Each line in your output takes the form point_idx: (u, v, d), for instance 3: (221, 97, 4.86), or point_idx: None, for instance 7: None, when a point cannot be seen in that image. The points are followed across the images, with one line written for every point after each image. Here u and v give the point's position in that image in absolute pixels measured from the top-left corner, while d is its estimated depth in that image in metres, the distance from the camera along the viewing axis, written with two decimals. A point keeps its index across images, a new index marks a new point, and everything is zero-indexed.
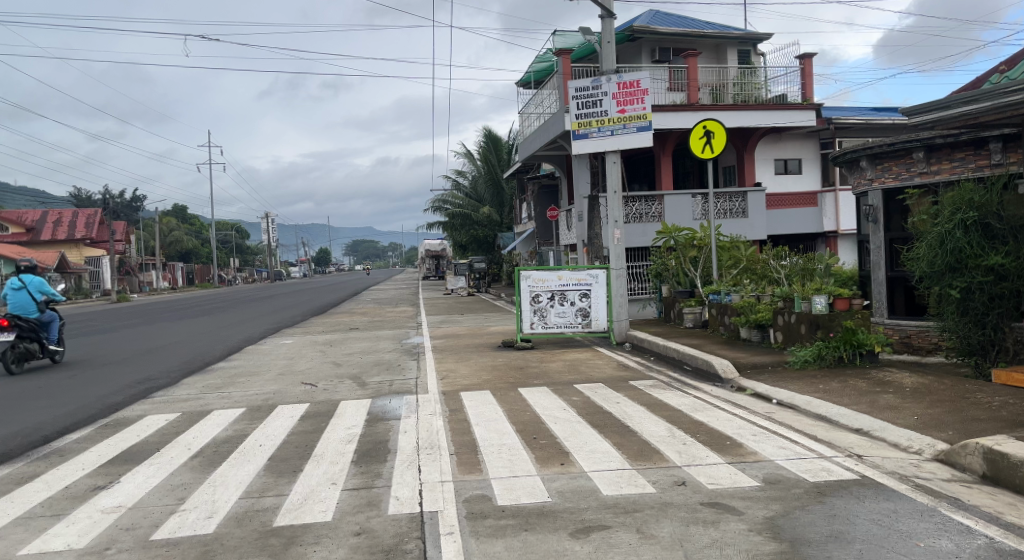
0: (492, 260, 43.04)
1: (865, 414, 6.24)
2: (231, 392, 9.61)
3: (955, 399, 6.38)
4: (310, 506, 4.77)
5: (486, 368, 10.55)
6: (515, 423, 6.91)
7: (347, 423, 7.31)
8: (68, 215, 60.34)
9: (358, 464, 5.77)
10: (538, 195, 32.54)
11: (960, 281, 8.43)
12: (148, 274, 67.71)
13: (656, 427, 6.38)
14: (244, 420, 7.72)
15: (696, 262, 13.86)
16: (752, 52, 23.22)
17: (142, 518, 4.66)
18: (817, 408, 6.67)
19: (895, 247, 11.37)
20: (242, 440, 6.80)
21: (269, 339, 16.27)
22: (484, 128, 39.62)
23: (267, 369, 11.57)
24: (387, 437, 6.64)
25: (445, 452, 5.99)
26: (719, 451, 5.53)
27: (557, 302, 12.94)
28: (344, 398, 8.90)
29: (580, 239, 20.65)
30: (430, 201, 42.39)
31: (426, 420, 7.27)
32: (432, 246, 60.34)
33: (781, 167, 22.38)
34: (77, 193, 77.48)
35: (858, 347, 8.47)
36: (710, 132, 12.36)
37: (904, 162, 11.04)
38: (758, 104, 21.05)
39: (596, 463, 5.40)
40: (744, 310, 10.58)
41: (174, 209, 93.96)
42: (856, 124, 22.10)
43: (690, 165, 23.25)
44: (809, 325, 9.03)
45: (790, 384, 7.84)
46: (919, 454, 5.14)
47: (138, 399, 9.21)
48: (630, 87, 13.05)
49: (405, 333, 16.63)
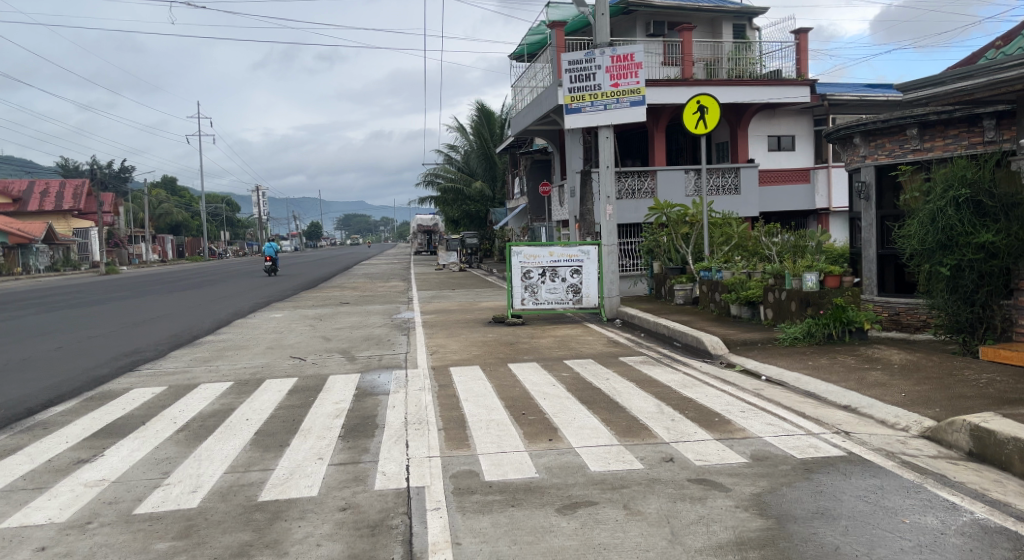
0: (484, 236, 42.83)
1: (853, 391, 6.25)
2: (218, 365, 9.56)
3: (943, 376, 6.40)
4: (295, 481, 4.73)
5: (477, 344, 10.53)
6: (504, 399, 6.90)
7: (336, 397, 7.29)
8: (56, 185, 59.57)
9: (345, 439, 5.73)
10: (530, 170, 32.32)
11: (950, 259, 8.42)
12: (138, 246, 67.14)
13: (645, 403, 6.38)
14: (232, 394, 7.67)
15: (688, 239, 13.80)
16: (747, 27, 22.96)
17: (125, 492, 4.61)
18: (806, 385, 6.68)
19: (886, 224, 11.34)
20: (229, 413, 6.75)
21: (258, 313, 16.19)
22: (477, 101, 39.13)
23: (256, 343, 11.49)
24: (375, 411, 6.61)
25: (433, 427, 5.96)
26: (707, 427, 5.53)
27: (548, 278, 12.89)
28: (332, 372, 8.86)
29: (572, 215, 20.53)
30: (422, 176, 42.04)
31: (415, 395, 7.25)
32: (423, 221, 59.92)
33: (775, 143, 22.26)
34: (64, 164, 76.51)
35: (848, 324, 8.47)
36: (704, 107, 12.19)
37: (898, 139, 10.97)
38: (753, 79, 20.86)
39: (585, 439, 5.40)
40: (734, 286, 10.57)
41: (164, 181, 92.97)
42: (850, 100, 21.95)
43: (684, 140, 23.08)
44: (799, 302, 8.99)
45: (779, 360, 7.86)
46: (906, 431, 5.15)
47: (125, 371, 9.14)
48: (624, 60, 12.90)
49: (396, 308, 16.58)
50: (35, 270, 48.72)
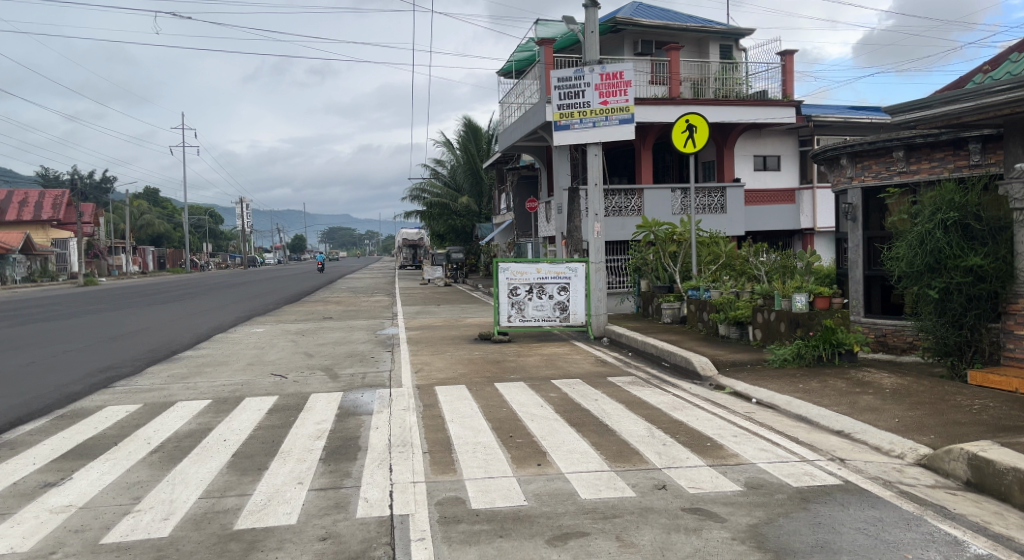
0: (470, 251, 42.75)
1: (846, 416, 6.16)
2: (197, 382, 9.29)
3: (936, 401, 6.32)
4: (273, 508, 4.53)
5: (463, 362, 10.34)
6: (491, 421, 6.72)
7: (318, 417, 7.07)
8: (36, 195, 58.62)
9: (326, 462, 5.54)
10: (517, 186, 32.27)
11: (939, 281, 8.43)
12: (118, 258, 66.25)
13: (635, 426, 6.23)
14: (210, 413, 7.43)
15: (675, 257, 13.76)
16: (734, 48, 23.18)
17: (92, 519, 4.38)
18: (798, 408, 6.58)
19: (873, 245, 11.38)
20: (206, 434, 6.52)
21: (240, 328, 15.87)
22: (464, 116, 39.21)
23: (236, 359, 11.21)
24: (358, 433, 6.41)
25: (417, 450, 5.78)
26: (700, 453, 5.40)
27: (535, 295, 12.77)
28: (315, 390, 8.64)
29: (559, 232, 20.49)
30: (408, 190, 41.88)
31: (399, 416, 7.05)
32: (408, 235, 59.60)
33: (761, 164, 22.44)
34: (44, 173, 75.47)
35: (837, 346, 8.40)
36: (692, 126, 12.18)
37: (884, 161, 11.05)
38: (739, 99, 21.06)
39: (575, 464, 5.25)
40: (722, 306, 10.49)
41: (147, 192, 92.04)
42: (835, 122, 22.19)
43: (671, 159, 23.19)
44: (788, 323, 8.93)
45: (769, 383, 7.75)
46: (901, 459, 5.06)
47: (99, 388, 8.85)
48: (612, 78, 12.94)
49: (380, 324, 16.35)
50: (12, 281, 47.83)
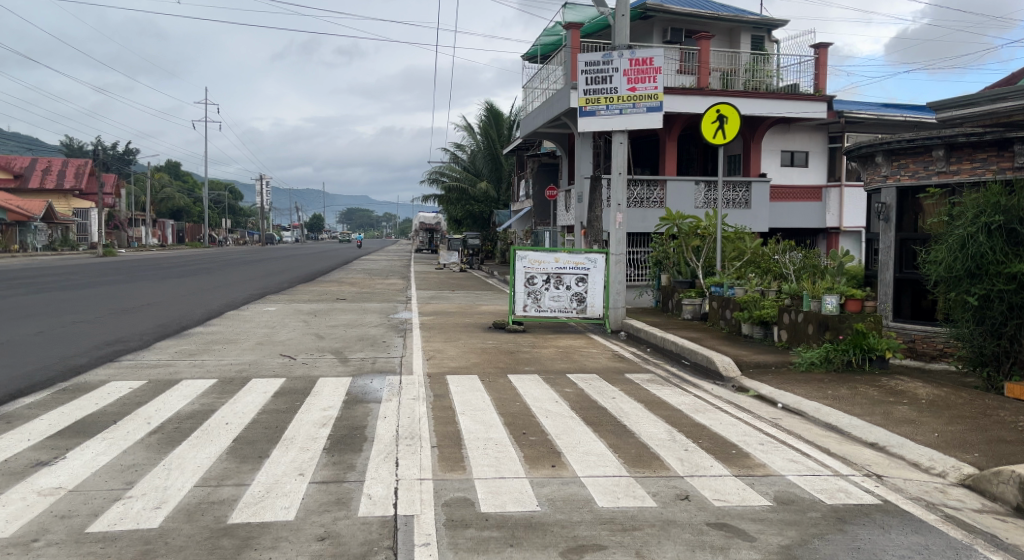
0: (487, 237, 41.82)
1: (880, 427, 5.80)
2: (204, 360, 9.12)
3: (978, 416, 5.94)
4: (271, 501, 4.27)
5: (476, 351, 10.06)
6: (503, 415, 6.43)
7: (324, 403, 6.82)
8: (59, 164, 59.04)
9: (330, 452, 5.29)
10: (537, 173, 31.84)
11: (979, 288, 8.00)
12: (138, 230, 66.70)
13: (655, 429, 5.91)
14: (214, 393, 7.21)
15: (699, 252, 13.35)
16: (766, 38, 22.55)
17: (81, 505, 4.15)
18: (827, 416, 6.22)
19: (907, 247, 10.91)
20: (208, 416, 6.29)
21: (252, 305, 15.74)
22: (486, 101, 38.81)
23: (246, 337, 11.02)
24: (365, 422, 6.16)
25: (426, 444, 5.51)
26: (724, 461, 5.07)
27: (552, 285, 12.45)
28: (323, 374, 8.40)
29: (579, 221, 20.11)
30: (427, 173, 41.56)
31: (408, 405, 6.79)
32: (425, 218, 59.35)
33: (788, 159, 21.91)
34: (68, 143, 76.06)
35: (868, 351, 8.00)
36: (723, 116, 11.72)
37: (923, 160, 10.57)
38: (769, 92, 20.54)
39: (592, 467, 4.95)
40: (747, 305, 10.11)
41: (168, 166, 92.60)
42: (868, 118, 21.55)
43: (695, 151, 22.69)
44: (817, 325, 8.55)
45: (796, 387, 7.40)
46: (943, 478, 4.71)
47: (105, 362, 8.69)
48: (642, 64, 12.48)
49: (394, 307, 16.11)
50: (32, 249, 48.34)
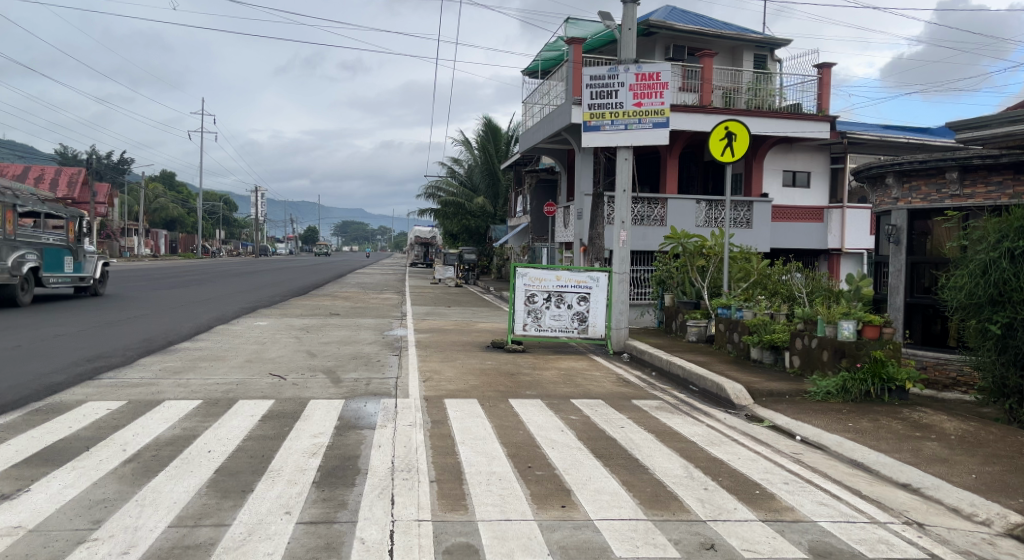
0: (482, 252, 42.03)
1: (911, 466, 5.43)
2: (189, 379, 8.67)
3: (1015, 456, 5.57)
4: (253, 545, 3.85)
5: (474, 372, 9.63)
6: (506, 445, 6.01)
7: (314, 429, 6.38)
8: (52, 172, 58.58)
9: (320, 487, 4.86)
10: (535, 189, 31.60)
11: (1002, 316, 7.66)
12: (130, 239, 66.13)
13: (669, 464, 5.50)
14: (197, 416, 6.77)
15: (704, 273, 13.01)
16: (769, 57, 22.44)
17: (39, 548, 3.71)
18: (852, 452, 5.83)
19: (918, 271, 10.62)
20: (189, 443, 5.85)
21: (243, 320, 15.27)
22: (484, 117, 38.71)
23: (234, 355, 10.56)
24: (358, 451, 5.74)
25: (424, 478, 5.08)
26: (749, 503, 4.66)
27: (553, 304, 12.07)
28: (314, 396, 7.94)
29: (578, 238, 19.79)
30: (424, 187, 41.21)
31: (404, 432, 6.37)
32: (421, 233, 59.10)
33: (790, 179, 21.75)
34: (62, 152, 75.77)
35: (887, 381, 7.67)
36: (732, 133, 11.40)
37: (936, 182, 10.30)
38: (772, 111, 20.37)
39: (605, 509, 4.53)
40: (756, 328, 9.76)
41: (163, 176, 92.34)
42: (871, 140, 21.39)
43: (697, 170, 22.45)
44: (832, 351, 8.16)
45: (814, 418, 7.01)
46: (989, 527, 4.33)
47: (84, 380, 8.24)
48: (648, 79, 12.12)
49: (389, 324, 15.69)
50: None
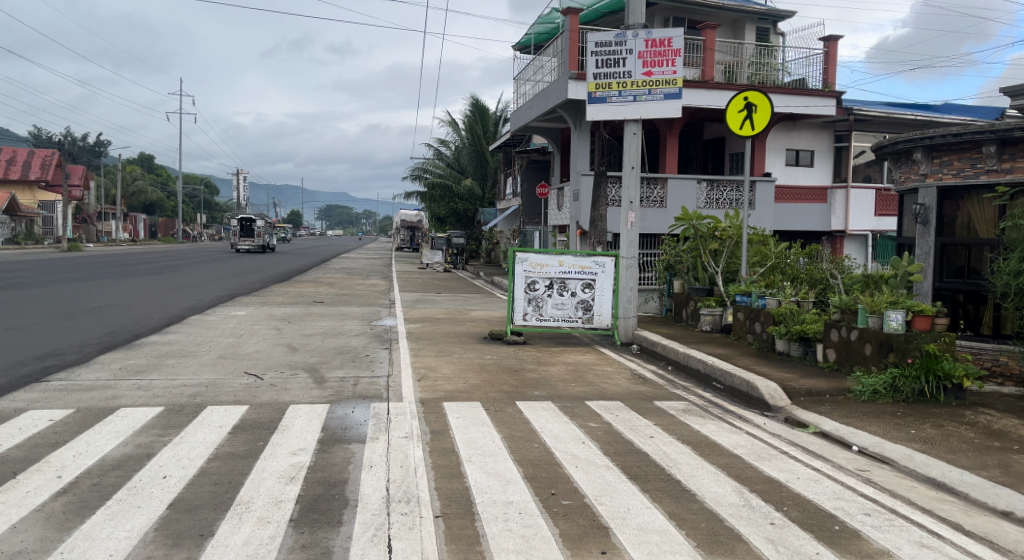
0: (470, 236, 40.46)
1: (1005, 487, 4.58)
2: (152, 380, 7.66)
3: None
4: None
5: (474, 369, 8.70)
6: (521, 464, 5.07)
7: (293, 445, 5.41)
8: (24, 155, 56.56)
9: (298, 528, 3.89)
10: (526, 170, 30.51)
11: None
12: (107, 224, 64.36)
13: (720, 488, 4.61)
14: (154, 429, 5.77)
15: (717, 256, 12.13)
16: (772, 31, 21.45)
17: None
18: (926, 468, 4.98)
19: (948, 253, 9.50)
20: (140, 465, 4.87)
21: (219, 309, 14.19)
22: (471, 96, 37.54)
23: (206, 350, 9.53)
24: (346, 475, 4.78)
25: (428, 512, 4.14)
26: (831, 542, 3.77)
27: (555, 291, 11.12)
28: (294, 400, 6.95)
29: (574, 221, 18.81)
30: (410, 169, 39.99)
31: (401, 447, 5.43)
32: (407, 216, 57.84)
33: (793, 158, 20.92)
34: (36, 134, 73.57)
35: (943, 379, 6.80)
36: (752, 105, 10.49)
37: (970, 157, 9.21)
38: (777, 87, 19.44)
39: (658, 556, 3.60)
40: (783, 318, 8.90)
41: (142, 158, 90.11)
42: (877, 117, 20.46)
43: (696, 149, 21.59)
44: (877, 345, 7.33)
45: (867, 423, 6.14)
46: None
47: (28, 383, 7.18)
48: (659, 45, 11.14)
49: (376, 313, 14.69)
50: None
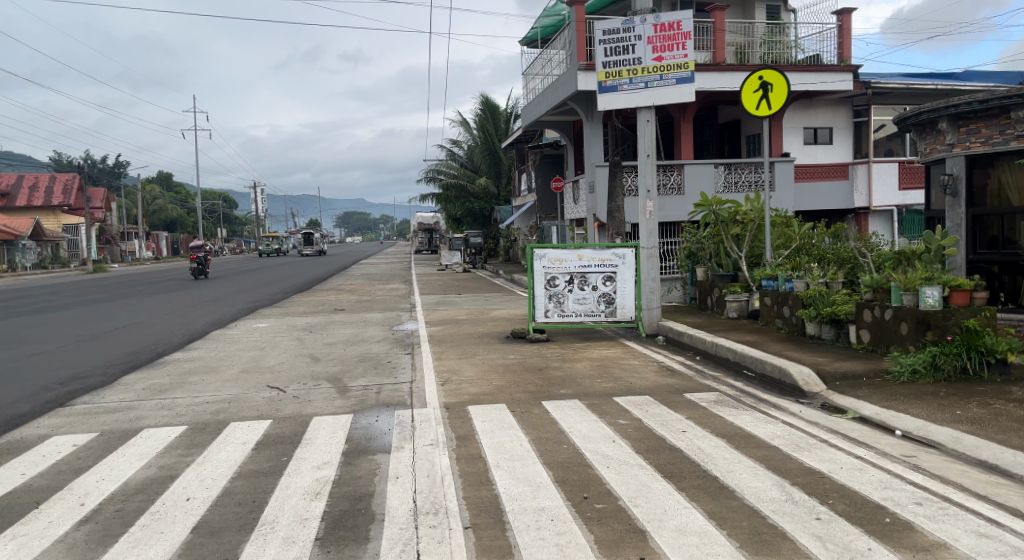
0: (488, 234, 40.42)
1: None
2: (175, 398, 7.62)
3: None
4: None
5: (498, 370, 8.55)
6: (551, 467, 4.91)
7: (317, 459, 5.31)
8: (46, 180, 57.48)
9: (323, 547, 3.77)
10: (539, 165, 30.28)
11: None
12: (130, 243, 65.28)
13: (760, 483, 4.41)
14: (178, 449, 5.71)
15: (740, 241, 11.83)
16: (782, 7, 21.01)
17: None
18: (977, 450, 4.73)
19: (982, 224, 9.16)
20: (165, 488, 4.79)
21: (241, 322, 14.20)
22: (481, 95, 37.44)
23: (229, 365, 9.49)
24: (372, 487, 4.66)
25: (457, 524, 4.00)
26: (882, 535, 3.57)
27: (576, 286, 10.95)
28: (317, 411, 6.86)
29: (591, 213, 18.58)
30: (423, 171, 39.97)
31: (426, 455, 5.30)
32: (424, 219, 57.96)
33: (812, 136, 20.42)
34: (56, 159, 74.79)
35: (986, 355, 6.51)
36: (767, 83, 10.19)
37: (999, 123, 8.83)
38: (791, 64, 19.02)
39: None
40: (812, 300, 8.64)
41: (160, 176, 91.33)
42: (896, 89, 19.85)
43: (712, 134, 21.25)
44: (914, 323, 7.05)
45: (909, 405, 5.89)
46: None
47: (52, 408, 7.18)
48: (668, 29, 10.89)
49: (397, 317, 14.60)
50: (21, 268, 46.84)
